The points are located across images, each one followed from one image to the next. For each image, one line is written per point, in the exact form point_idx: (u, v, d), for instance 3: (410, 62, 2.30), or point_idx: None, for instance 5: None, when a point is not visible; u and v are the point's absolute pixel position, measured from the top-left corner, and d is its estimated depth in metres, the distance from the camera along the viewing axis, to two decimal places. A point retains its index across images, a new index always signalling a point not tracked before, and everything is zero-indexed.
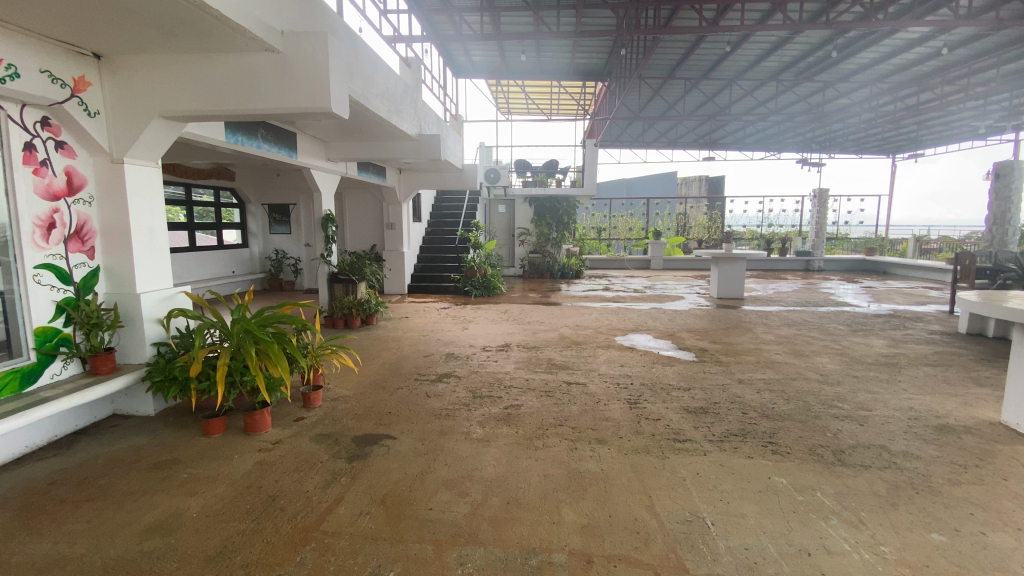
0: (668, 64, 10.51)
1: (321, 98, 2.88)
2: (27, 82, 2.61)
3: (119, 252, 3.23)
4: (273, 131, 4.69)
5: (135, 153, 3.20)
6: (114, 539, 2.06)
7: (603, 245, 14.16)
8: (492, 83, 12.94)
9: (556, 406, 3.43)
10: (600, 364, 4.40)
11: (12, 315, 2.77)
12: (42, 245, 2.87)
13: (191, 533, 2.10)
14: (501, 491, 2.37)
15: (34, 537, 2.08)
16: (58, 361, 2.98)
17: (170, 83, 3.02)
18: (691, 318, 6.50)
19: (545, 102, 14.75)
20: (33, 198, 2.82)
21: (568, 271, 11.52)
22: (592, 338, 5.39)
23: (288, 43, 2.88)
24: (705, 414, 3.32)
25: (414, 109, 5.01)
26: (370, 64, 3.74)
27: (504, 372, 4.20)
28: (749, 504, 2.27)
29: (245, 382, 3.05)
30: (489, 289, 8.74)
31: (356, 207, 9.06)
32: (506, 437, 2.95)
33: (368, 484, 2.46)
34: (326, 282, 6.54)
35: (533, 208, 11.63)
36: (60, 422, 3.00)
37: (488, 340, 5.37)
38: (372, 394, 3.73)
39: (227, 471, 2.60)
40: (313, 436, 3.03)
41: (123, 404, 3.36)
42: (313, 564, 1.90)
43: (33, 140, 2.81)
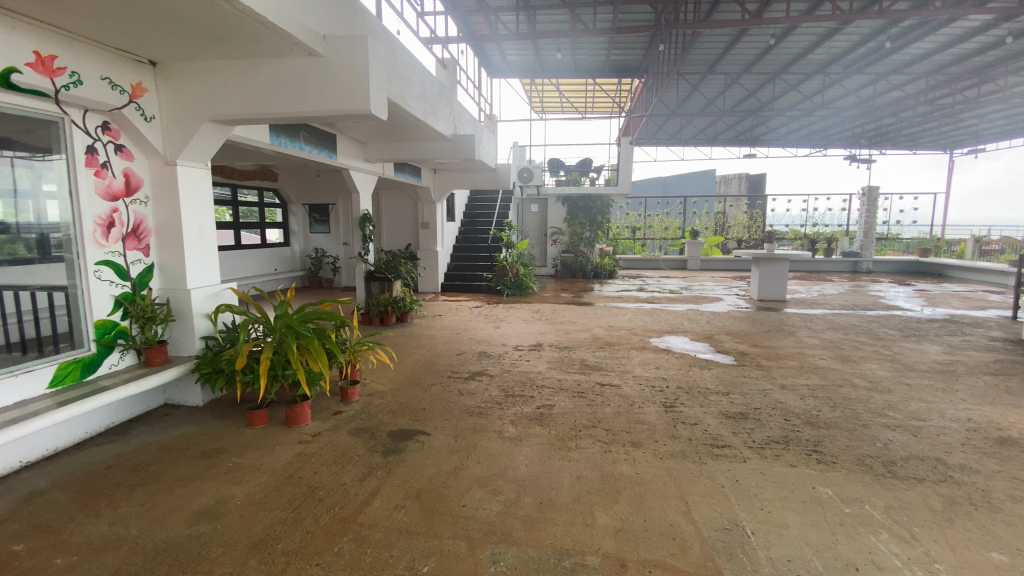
0: (708, 59, 10.23)
1: (361, 100, 2.95)
2: (89, 89, 2.79)
3: (172, 250, 3.40)
4: (314, 133, 4.83)
5: (186, 156, 3.35)
6: (165, 523, 2.17)
7: (638, 245, 13.92)
8: (527, 82, 12.96)
9: (589, 407, 3.40)
10: (634, 366, 4.33)
11: (75, 308, 2.96)
12: (101, 243, 3.04)
13: (235, 519, 2.19)
14: (534, 491, 2.36)
15: (92, 518, 2.21)
16: (115, 352, 3.16)
17: (218, 89, 3.15)
18: (729, 320, 6.33)
19: (580, 101, 14.61)
20: (94, 197, 3.00)
21: (601, 271, 11.38)
22: (626, 339, 5.31)
23: (330, 47, 2.96)
24: (745, 419, 3.21)
25: (450, 110, 5.05)
26: (408, 66, 3.81)
27: (536, 372, 4.18)
28: (792, 514, 2.18)
29: (287, 376, 3.16)
30: (521, 289, 8.74)
31: (392, 206, 9.23)
32: (538, 437, 2.94)
33: (402, 478, 2.50)
34: (363, 281, 6.68)
35: (566, 207, 11.60)
36: (117, 410, 3.19)
37: (520, 339, 5.37)
38: (407, 390, 3.79)
39: (268, 462, 2.69)
40: (350, 429, 3.10)
41: (174, 394, 3.53)
42: (349, 556, 1.94)
43: (95, 143, 2.99)
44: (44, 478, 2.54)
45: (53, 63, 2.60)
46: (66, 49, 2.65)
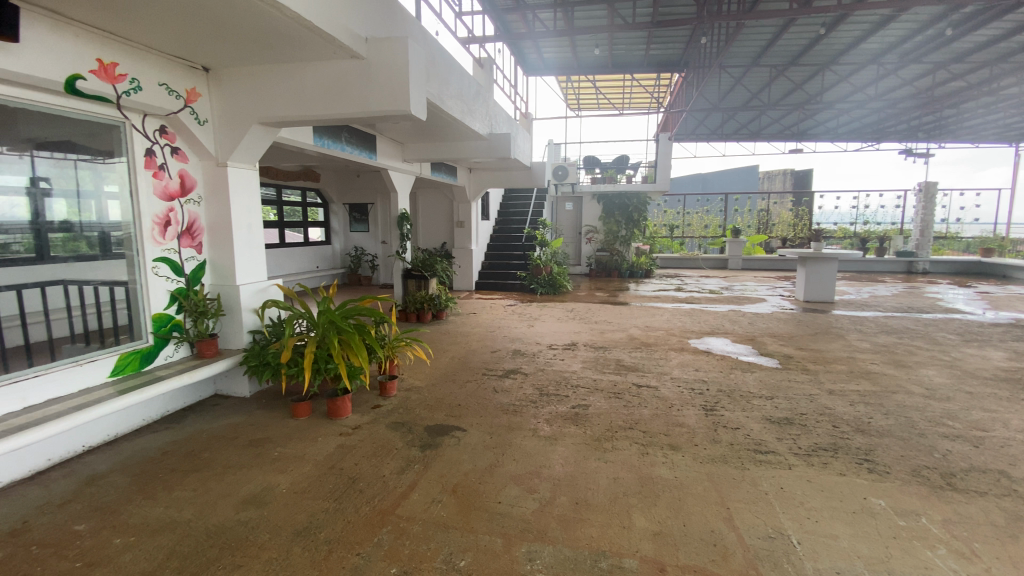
0: (752, 51, 9.90)
1: (401, 101, 3.01)
2: (147, 94, 2.95)
3: (222, 247, 3.56)
4: (356, 134, 4.95)
5: (236, 158, 3.50)
6: (216, 507, 2.28)
7: (676, 244, 13.62)
8: (563, 80, 12.90)
9: (626, 408, 3.35)
10: (672, 367, 4.24)
11: (134, 302, 3.15)
12: (159, 240, 3.22)
13: (281, 507, 2.27)
14: (570, 490, 2.34)
15: (149, 501, 2.34)
16: (171, 344, 3.33)
17: (266, 92, 3.27)
18: (773, 322, 6.10)
19: (617, 97, 14.38)
20: (151, 197, 3.17)
21: (637, 271, 11.19)
22: (663, 340, 5.20)
23: (372, 49, 3.02)
24: (790, 425, 3.09)
25: (486, 109, 5.08)
26: (446, 66, 3.85)
27: (571, 371, 4.16)
28: (841, 525, 2.09)
29: (329, 369, 3.26)
30: (555, 288, 8.70)
31: (429, 205, 9.35)
32: (574, 437, 2.92)
33: (439, 473, 2.53)
34: (400, 278, 6.81)
35: (601, 205, 11.48)
36: (171, 399, 3.37)
37: (555, 338, 5.34)
38: (443, 386, 3.84)
39: (311, 453, 2.78)
40: (389, 423, 3.17)
41: (223, 385, 3.70)
42: (388, 546, 1.99)
43: (152, 146, 3.16)
44: (106, 462, 2.71)
45: (115, 70, 2.76)
46: (126, 57, 2.81)
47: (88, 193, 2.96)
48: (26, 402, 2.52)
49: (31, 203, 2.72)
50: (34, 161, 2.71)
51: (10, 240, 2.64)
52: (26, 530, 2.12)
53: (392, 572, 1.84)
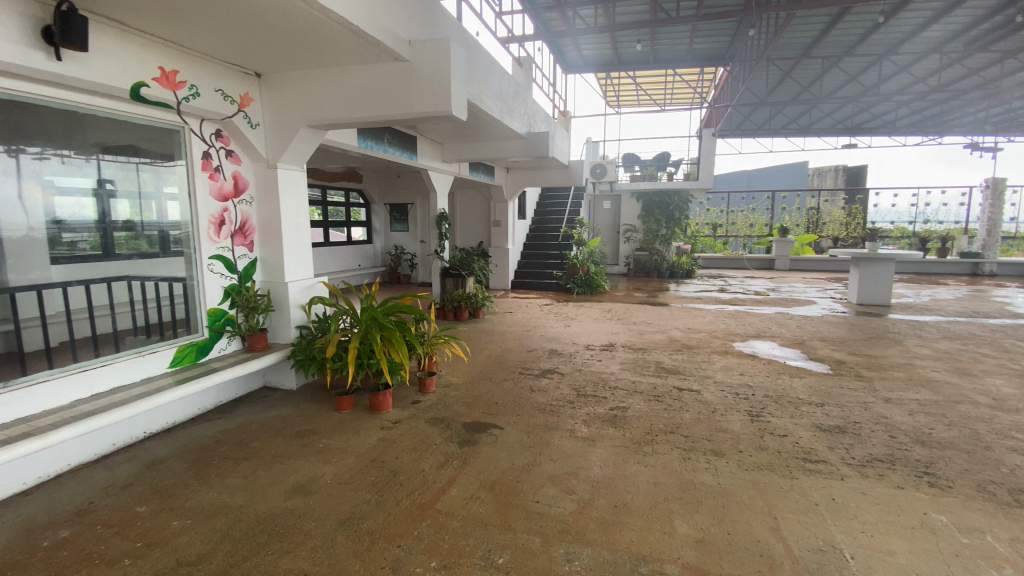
0: (802, 42, 9.50)
1: (442, 103, 3.05)
2: (204, 100, 3.10)
3: (272, 246, 3.71)
4: (397, 136, 5.06)
5: (286, 159, 3.64)
6: (265, 495, 2.38)
7: (719, 243, 13.25)
8: (603, 77, 12.78)
9: (666, 411, 3.28)
10: (715, 371, 4.11)
11: (191, 297, 3.32)
12: (214, 239, 3.39)
13: (326, 497, 2.35)
14: (609, 493, 2.32)
15: (204, 486, 2.47)
16: (224, 337, 3.51)
17: (314, 96, 3.38)
18: (823, 325, 5.84)
19: (659, 93, 14.08)
20: (207, 198, 3.34)
21: (677, 271, 10.95)
22: (705, 342, 5.06)
23: (415, 52, 3.07)
24: (843, 434, 2.95)
25: (525, 108, 5.08)
26: (486, 66, 3.87)
27: (609, 373, 4.10)
28: (899, 540, 1.97)
29: (371, 365, 3.35)
30: (592, 288, 8.62)
31: (466, 204, 9.44)
32: (613, 439, 2.88)
33: (478, 470, 2.55)
34: (438, 277, 6.90)
35: (641, 203, 11.30)
36: (224, 390, 3.54)
37: (592, 338, 5.29)
38: (480, 384, 3.87)
39: (353, 445, 2.86)
40: (428, 418, 3.23)
41: (272, 378, 3.86)
42: (428, 540, 2.02)
43: (208, 149, 3.33)
44: (164, 448, 2.87)
45: (175, 77, 2.92)
46: (186, 66, 2.97)
47: (149, 194, 3.14)
48: (93, 389, 2.71)
49: (98, 204, 2.93)
50: (101, 164, 2.92)
51: (77, 239, 2.85)
52: (92, 510, 2.28)
53: (432, 566, 1.87)
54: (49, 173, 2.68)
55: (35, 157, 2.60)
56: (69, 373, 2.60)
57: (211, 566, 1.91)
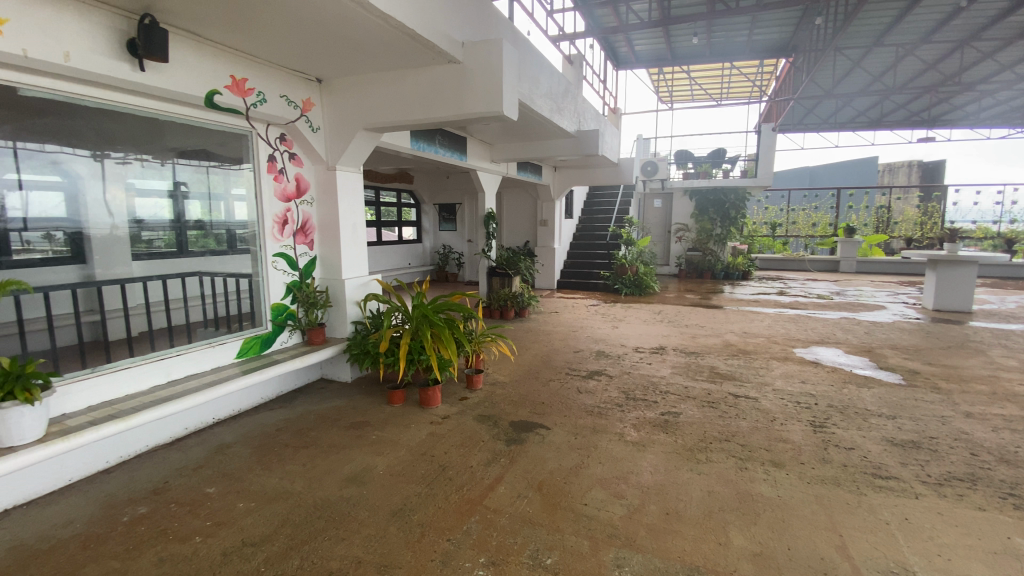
0: (873, 29, 8.90)
1: (494, 102, 3.08)
2: (271, 106, 3.26)
3: (331, 244, 3.87)
4: (448, 138, 5.15)
5: (344, 161, 3.77)
6: (322, 482, 2.48)
7: (778, 244, 12.66)
8: (655, 72, 12.50)
9: (721, 418, 3.16)
10: (774, 378, 3.93)
11: (257, 293, 3.51)
12: (277, 237, 3.57)
13: (379, 487, 2.43)
14: (660, 499, 2.26)
15: (267, 471, 2.61)
16: (286, 331, 3.69)
17: (371, 99, 3.49)
18: (895, 332, 5.45)
19: (715, 87, 13.59)
20: (272, 199, 3.52)
21: (732, 272, 10.55)
22: (762, 348, 4.84)
23: (468, 53, 3.11)
24: (917, 449, 2.74)
25: (575, 106, 5.05)
26: (536, 66, 3.87)
27: (660, 377, 4.00)
28: (979, 565, 1.82)
29: (421, 360, 3.44)
30: (641, 289, 8.44)
31: (513, 204, 9.48)
32: (664, 445, 2.81)
33: (525, 469, 2.56)
34: (485, 275, 6.96)
35: (694, 201, 10.99)
36: (284, 381, 3.73)
37: (641, 340, 5.19)
38: (527, 383, 3.88)
39: (405, 438, 2.94)
40: (476, 415, 3.27)
41: (328, 370, 4.03)
42: (477, 536, 2.04)
43: (273, 153, 3.50)
44: (230, 434, 3.06)
45: (245, 85, 3.09)
46: (254, 73, 3.14)
47: (218, 195, 3.34)
48: (169, 376, 2.91)
49: (172, 205, 3.17)
50: (175, 168, 3.16)
51: (154, 237, 3.11)
52: (166, 489, 2.45)
53: (480, 562, 1.89)
54: (131, 176, 2.98)
55: (118, 162, 2.92)
56: (149, 361, 2.81)
57: (274, 548, 2.01)
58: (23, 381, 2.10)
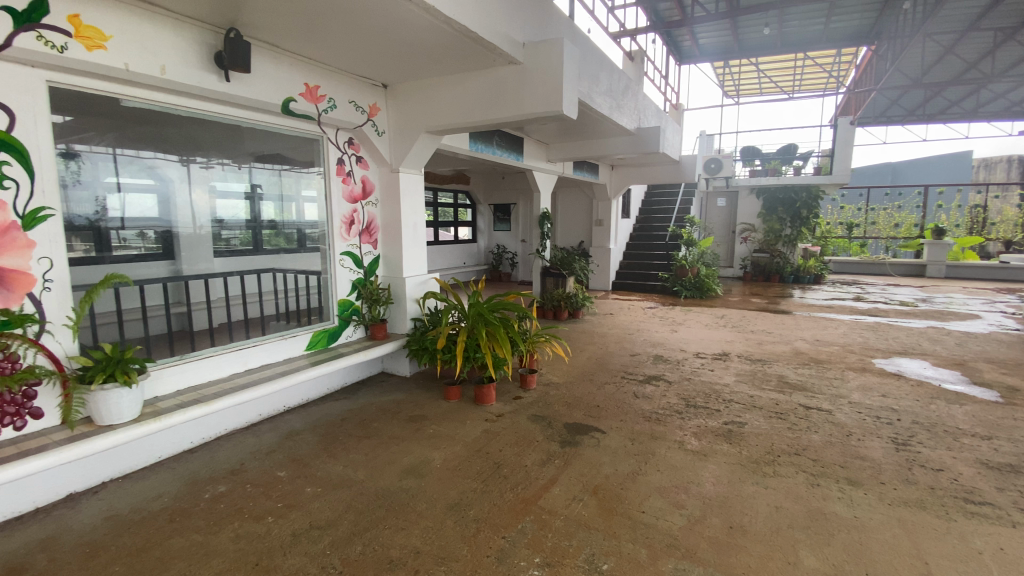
0: (969, 12, 8.10)
1: (554, 102, 3.06)
2: (340, 111, 3.42)
3: (393, 244, 4.01)
4: (505, 138, 5.19)
5: (407, 163, 3.89)
6: (382, 473, 2.58)
7: (855, 246, 11.85)
8: (721, 65, 12.03)
9: (790, 431, 3.00)
10: (850, 391, 3.66)
11: (325, 289, 3.69)
12: (344, 237, 3.73)
13: (436, 480, 2.49)
14: (723, 512, 2.17)
15: (331, 459, 2.75)
16: (351, 326, 3.85)
17: (433, 103, 3.58)
18: (993, 345, 4.94)
19: (786, 80, 12.87)
20: (340, 200, 3.69)
21: (802, 276, 9.95)
22: (836, 357, 4.53)
23: (529, 54, 3.12)
24: (1018, 474, 2.47)
25: (634, 104, 4.94)
26: (597, 63, 3.82)
27: (722, 384, 3.84)
28: None
29: (477, 358, 3.50)
30: (702, 291, 8.14)
31: (569, 204, 9.41)
32: (727, 455, 2.70)
33: (580, 472, 2.54)
34: (539, 275, 6.97)
35: (761, 200, 10.47)
36: (348, 373, 3.90)
37: (702, 346, 5.00)
38: (581, 385, 3.84)
39: (460, 434, 3.00)
40: (530, 415, 3.28)
41: (389, 364, 4.18)
42: (532, 535, 2.05)
43: (342, 156, 3.66)
44: (299, 421, 3.24)
45: (317, 92, 3.26)
46: (326, 81, 3.31)
47: (290, 197, 3.55)
48: (247, 365, 3.12)
49: (249, 206, 3.40)
50: (252, 171, 3.38)
51: (232, 236, 3.35)
52: (242, 470, 2.64)
53: (536, 562, 1.90)
54: (214, 179, 3.24)
55: (202, 166, 3.18)
56: (229, 350, 3.02)
57: (338, 533, 2.11)
58: (123, 365, 2.34)
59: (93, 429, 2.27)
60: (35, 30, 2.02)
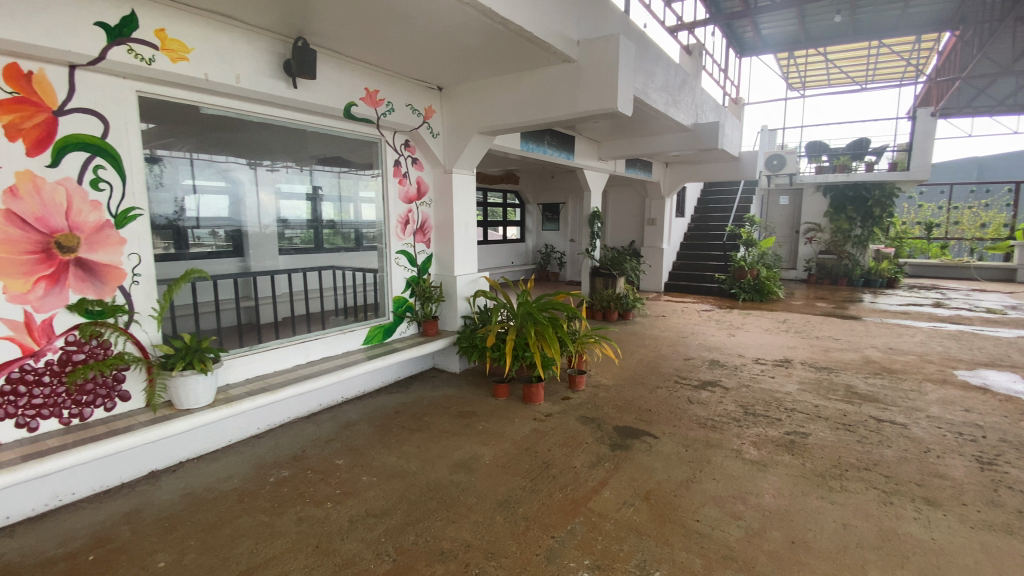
0: None
1: (609, 99, 3.02)
2: (398, 114, 3.52)
3: (446, 244, 4.09)
4: (557, 137, 5.18)
5: (460, 164, 3.95)
6: (434, 466, 2.64)
7: (934, 247, 11.03)
8: (785, 56, 11.46)
9: (859, 444, 2.82)
10: (929, 404, 3.39)
11: (381, 287, 3.80)
12: (400, 236, 3.82)
13: (486, 476, 2.53)
14: (784, 526, 2.07)
15: (385, 449, 2.84)
16: (405, 322, 3.94)
17: (487, 103, 3.62)
18: None
19: (858, 69, 12.07)
20: (397, 201, 3.78)
21: (874, 279, 9.33)
22: (912, 367, 4.22)
23: (584, 51, 3.09)
24: None
25: (691, 99, 4.78)
26: (653, 58, 3.74)
27: (784, 393, 3.66)
28: None
29: (526, 357, 3.51)
30: (762, 294, 7.79)
31: (620, 203, 9.26)
32: (789, 467, 2.57)
33: (631, 476, 2.50)
34: (588, 275, 6.90)
35: (828, 198, 9.89)
36: (401, 367, 4.02)
37: (762, 352, 4.78)
38: (632, 388, 3.77)
39: (509, 432, 3.02)
40: (579, 416, 3.26)
41: (440, 360, 4.27)
42: (582, 538, 2.04)
43: (399, 158, 3.75)
44: (355, 413, 3.37)
45: (377, 96, 3.37)
46: (384, 85, 3.41)
47: (348, 198, 3.72)
48: (309, 357, 3.27)
49: (311, 207, 3.66)
50: (314, 174, 3.61)
51: (294, 235, 3.64)
52: (304, 457, 2.78)
53: (586, 564, 1.89)
54: (279, 182, 3.57)
55: (269, 169, 3.51)
56: (292, 343, 3.18)
57: (392, 521, 2.18)
58: (200, 354, 2.52)
59: (173, 412, 2.46)
60: (127, 44, 2.21)
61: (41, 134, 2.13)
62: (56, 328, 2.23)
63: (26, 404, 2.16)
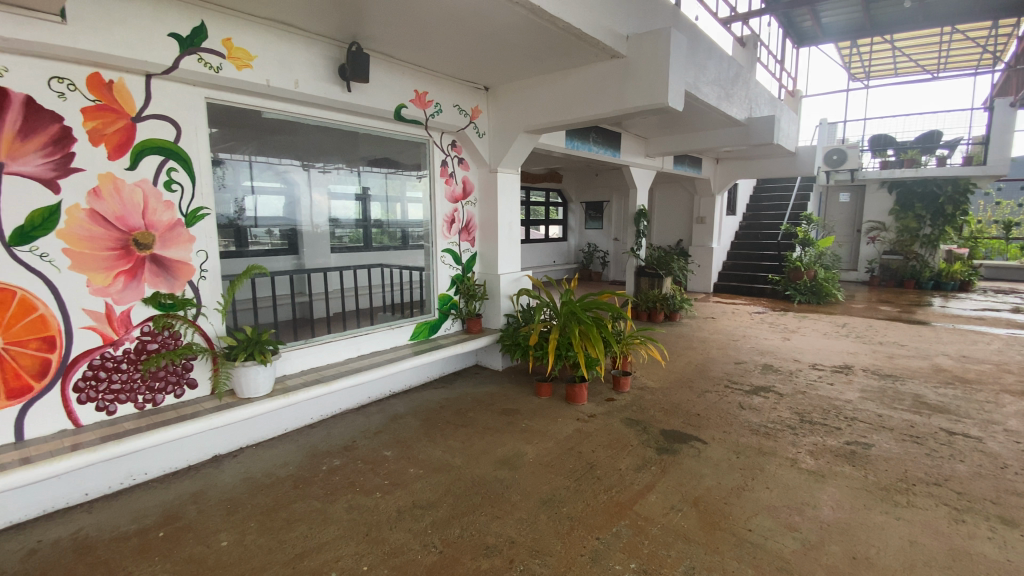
0: None
1: (658, 94, 2.97)
2: (445, 115, 3.58)
3: (490, 242, 4.14)
4: (603, 134, 5.11)
5: (505, 163, 3.98)
6: (478, 461, 2.68)
7: (1015, 248, 10.22)
8: (846, 46, 10.86)
9: (927, 458, 2.64)
10: (1007, 417, 3.14)
11: (427, 284, 3.89)
12: (446, 234, 3.90)
13: (530, 473, 2.55)
14: (843, 540, 1.98)
15: (431, 443, 2.91)
16: (449, 319, 4.02)
17: (533, 101, 3.62)
18: None
19: (929, 57, 11.28)
20: (443, 201, 3.86)
21: (945, 283, 8.73)
22: (988, 377, 3.92)
23: (633, 46, 3.05)
24: None
25: (745, 92, 4.61)
26: (705, 51, 3.63)
27: (843, 400, 3.48)
28: None
29: (569, 356, 3.50)
30: (818, 296, 7.44)
31: (666, 201, 9.05)
32: (849, 479, 2.45)
33: (678, 481, 2.45)
34: (633, 274, 6.78)
35: (894, 195, 9.31)
36: (446, 364, 4.10)
37: (819, 357, 4.56)
38: (679, 391, 3.69)
39: (553, 431, 3.02)
40: (624, 418, 3.22)
41: (483, 357, 4.32)
42: (627, 541, 2.02)
43: (445, 158, 3.83)
44: (402, 406, 3.46)
45: (426, 97, 3.44)
46: (433, 86, 3.48)
47: (395, 198, 3.82)
48: (359, 352, 3.39)
49: (360, 207, 3.75)
50: (363, 174, 3.70)
51: (344, 234, 3.73)
52: (355, 447, 2.88)
53: (632, 567, 1.87)
54: (331, 183, 3.67)
55: (321, 171, 3.63)
56: (344, 338, 3.30)
57: (438, 514, 2.23)
58: (260, 346, 2.65)
59: (236, 400, 2.61)
60: (197, 54, 2.35)
61: (120, 139, 2.29)
62: (133, 319, 2.40)
63: (105, 389, 2.34)
